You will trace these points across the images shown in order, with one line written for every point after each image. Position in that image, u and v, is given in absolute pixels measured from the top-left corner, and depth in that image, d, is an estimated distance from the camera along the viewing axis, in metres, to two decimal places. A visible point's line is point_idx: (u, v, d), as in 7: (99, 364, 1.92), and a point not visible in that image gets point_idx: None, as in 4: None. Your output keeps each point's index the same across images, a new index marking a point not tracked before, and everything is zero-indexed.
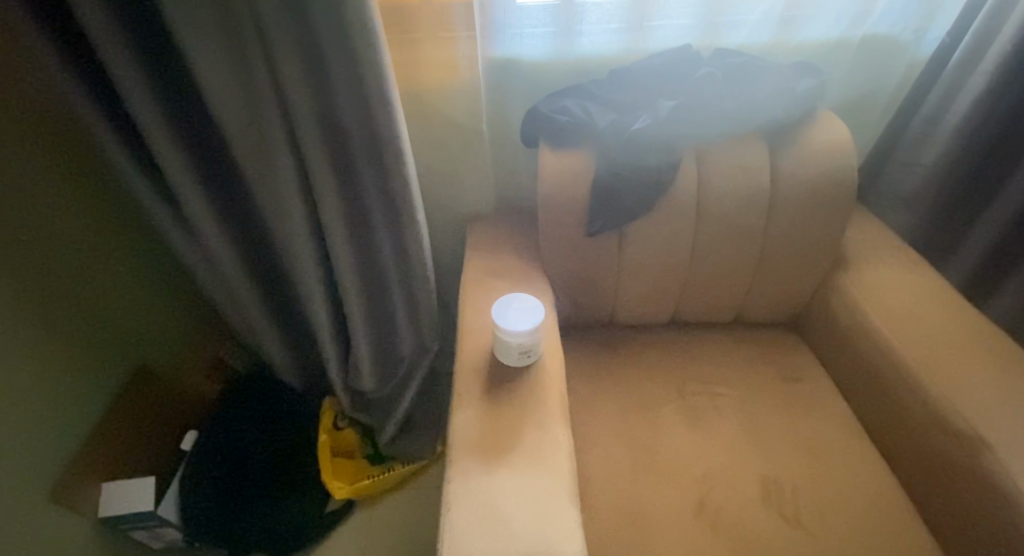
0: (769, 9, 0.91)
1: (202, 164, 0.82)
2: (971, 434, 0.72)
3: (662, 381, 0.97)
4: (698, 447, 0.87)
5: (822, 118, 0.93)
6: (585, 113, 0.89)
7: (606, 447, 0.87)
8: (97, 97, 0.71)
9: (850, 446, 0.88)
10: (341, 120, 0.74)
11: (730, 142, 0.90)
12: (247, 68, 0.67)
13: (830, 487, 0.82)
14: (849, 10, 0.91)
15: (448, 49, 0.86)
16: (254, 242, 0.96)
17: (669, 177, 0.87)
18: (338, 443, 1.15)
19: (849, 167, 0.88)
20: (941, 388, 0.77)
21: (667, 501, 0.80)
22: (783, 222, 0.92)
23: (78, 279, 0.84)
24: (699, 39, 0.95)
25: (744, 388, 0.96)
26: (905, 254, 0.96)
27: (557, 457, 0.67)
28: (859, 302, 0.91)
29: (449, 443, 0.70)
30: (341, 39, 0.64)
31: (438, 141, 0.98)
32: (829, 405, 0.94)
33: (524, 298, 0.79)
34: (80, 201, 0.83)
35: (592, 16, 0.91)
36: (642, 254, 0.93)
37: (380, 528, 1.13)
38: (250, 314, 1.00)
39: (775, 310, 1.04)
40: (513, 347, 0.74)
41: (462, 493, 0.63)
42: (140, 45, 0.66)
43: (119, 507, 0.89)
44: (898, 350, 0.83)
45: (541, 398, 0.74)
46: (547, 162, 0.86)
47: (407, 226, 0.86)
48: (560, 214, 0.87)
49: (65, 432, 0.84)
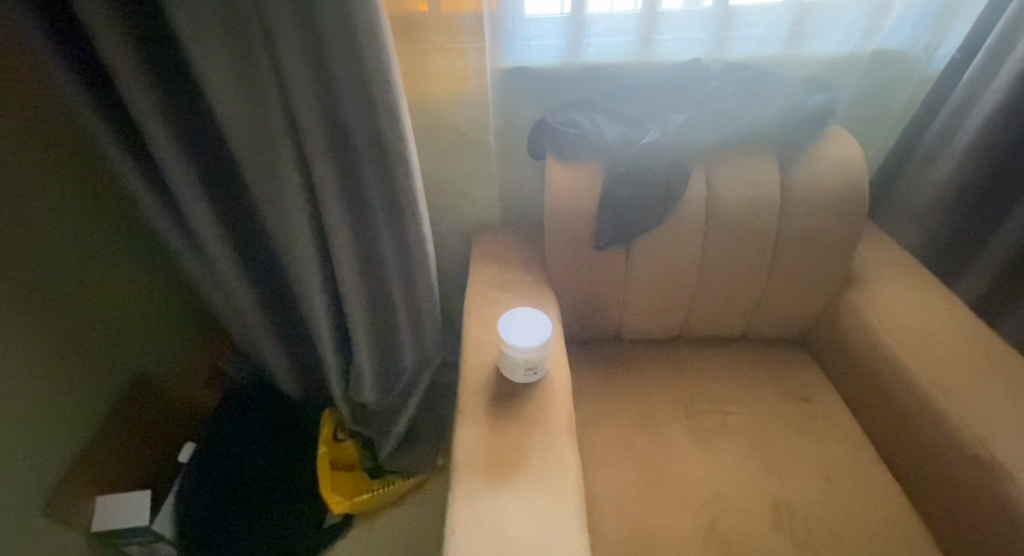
0: (778, 21, 0.90)
1: (206, 172, 0.81)
2: (985, 456, 0.70)
3: (669, 399, 0.95)
4: (706, 467, 0.85)
5: (833, 133, 0.92)
6: (593, 127, 0.88)
7: (613, 465, 0.85)
8: (104, 104, 0.70)
9: (862, 467, 0.86)
10: (348, 127, 0.73)
11: (740, 157, 0.90)
12: (257, 78, 0.66)
13: (841, 509, 0.80)
14: (859, 25, 0.91)
15: (455, 61, 0.85)
16: (257, 250, 0.95)
17: (678, 190, 0.86)
18: (338, 455, 1.13)
19: (859, 182, 0.88)
20: (956, 409, 0.75)
21: (675, 523, 0.78)
22: (793, 238, 0.91)
23: (76, 284, 0.83)
24: (709, 53, 0.94)
25: (753, 406, 0.95)
26: (915, 272, 0.94)
27: (563, 477, 0.66)
28: (870, 320, 0.89)
29: (453, 460, 0.68)
30: (349, 47, 0.63)
31: (445, 152, 0.97)
32: (840, 424, 0.92)
33: (531, 312, 0.78)
34: (80, 206, 0.82)
35: (599, 26, 0.90)
36: (649, 268, 0.92)
37: (380, 543, 1.10)
38: (250, 323, 0.98)
39: (784, 326, 1.03)
40: (520, 363, 0.73)
41: (466, 514, 0.61)
42: (146, 49, 0.65)
43: (112, 521, 0.87)
44: (910, 369, 0.81)
45: (547, 416, 0.72)
46: (555, 174, 0.85)
47: (412, 236, 0.84)
48: (568, 227, 0.86)
49: (59, 445, 0.82)
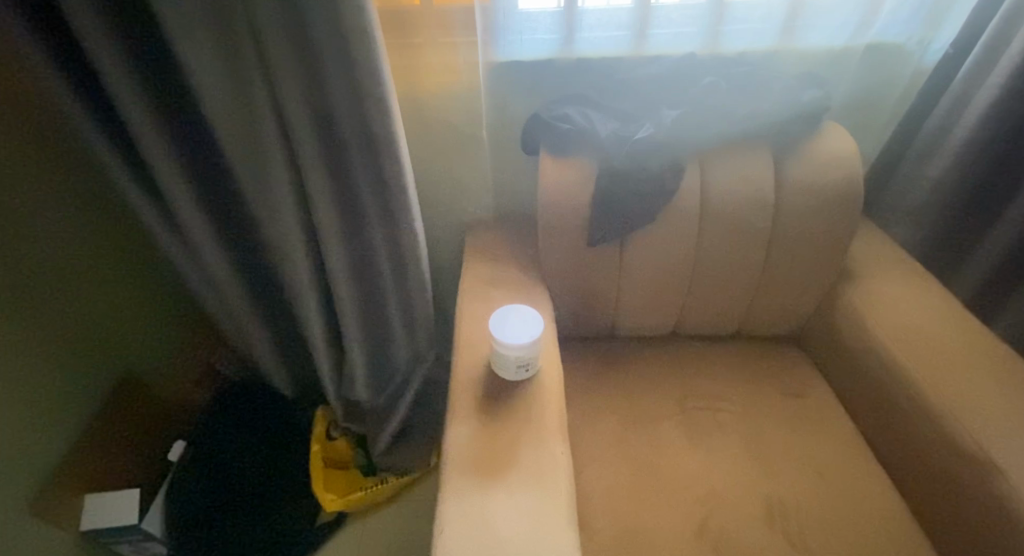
0: (771, 14, 0.89)
1: (195, 169, 0.80)
2: (978, 454, 0.70)
3: (662, 395, 0.95)
4: (698, 464, 0.84)
5: (828, 129, 0.92)
6: (586, 122, 0.87)
7: (606, 462, 0.84)
8: (91, 101, 0.69)
9: (856, 463, 0.86)
10: (337, 122, 0.72)
11: (735, 152, 0.89)
12: (244, 72, 0.65)
13: (835, 507, 0.80)
14: (852, 19, 0.90)
15: (447, 54, 0.84)
16: (247, 248, 0.94)
17: (671, 186, 0.85)
18: (331, 451, 1.12)
19: (854, 176, 0.87)
20: (950, 407, 0.74)
21: (668, 521, 0.77)
22: (787, 233, 0.90)
23: (64, 282, 0.82)
24: (703, 48, 0.93)
25: (747, 403, 0.94)
26: (910, 268, 0.94)
27: (554, 476, 0.65)
28: (864, 317, 0.89)
29: (443, 459, 0.67)
30: (340, 44, 0.62)
31: (437, 148, 0.96)
32: (833, 421, 0.92)
33: (522, 308, 0.77)
34: (68, 206, 0.81)
35: (591, 18, 0.89)
36: (643, 264, 0.91)
37: (373, 541, 1.10)
38: (241, 321, 0.97)
39: (779, 323, 1.02)
40: (511, 360, 0.72)
41: (455, 513, 0.61)
42: (132, 46, 0.64)
43: (101, 520, 0.87)
44: (904, 367, 0.81)
45: (538, 414, 0.71)
46: (548, 169, 0.85)
47: (403, 232, 0.84)
48: (560, 222, 0.85)
49: (46, 446, 0.81)
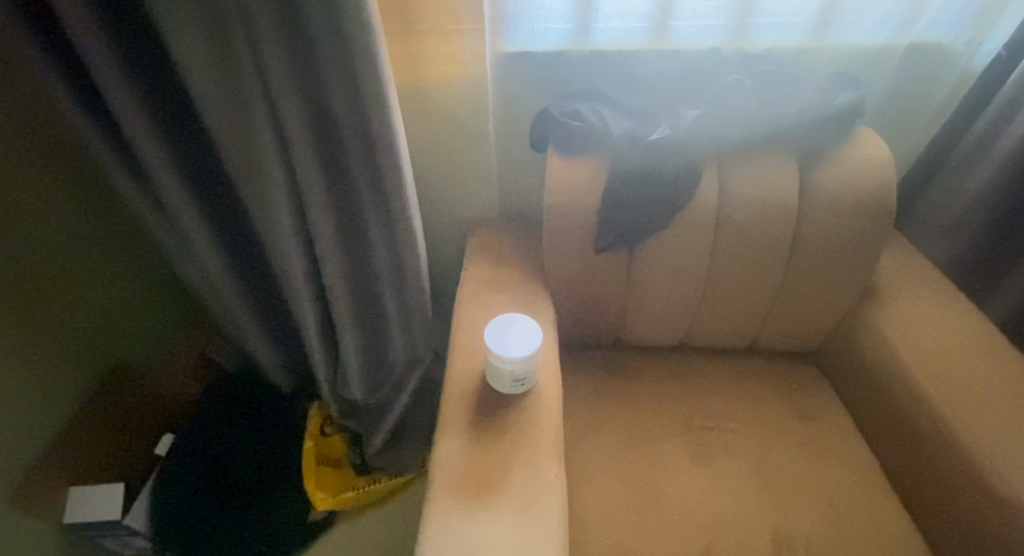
0: (805, 9, 0.83)
1: (188, 161, 0.77)
2: (1012, 498, 0.64)
3: (667, 412, 0.90)
4: (703, 488, 0.80)
5: (862, 135, 0.85)
6: (598, 119, 0.82)
7: (604, 482, 0.80)
8: (80, 89, 0.66)
9: (872, 496, 0.80)
10: (333, 114, 0.67)
11: (758, 158, 0.83)
12: (233, 59, 0.60)
13: (847, 543, 0.75)
14: (893, 16, 0.84)
15: (453, 43, 0.78)
16: (242, 242, 0.91)
17: (687, 191, 0.79)
18: (325, 450, 1.09)
19: (887, 187, 0.81)
20: (982, 444, 0.68)
21: (666, 550, 0.73)
22: (810, 245, 0.84)
23: (54, 273, 0.80)
24: (727, 43, 0.87)
25: (757, 424, 0.89)
26: (941, 288, 0.88)
27: (547, 501, 0.61)
28: (889, 340, 0.83)
29: (431, 476, 0.64)
30: (335, 30, 0.57)
31: (441, 142, 0.91)
32: (849, 448, 0.86)
33: (522, 318, 0.72)
34: (58, 195, 0.79)
35: (609, 7, 0.83)
36: (653, 273, 0.86)
37: (364, 543, 1.07)
38: (235, 315, 0.95)
39: (795, 339, 0.97)
40: (507, 374, 0.68)
41: (439, 538, 0.56)
42: (120, 32, 0.60)
43: (86, 513, 0.85)
44: (931, 397, 0.75)
45: (533, 431, 0.67)
46: (556, 170, 0.80)
47: (401, 231, 0.80)
48: (567, 226, 0.80)
49: (29, 440, 0.80)
